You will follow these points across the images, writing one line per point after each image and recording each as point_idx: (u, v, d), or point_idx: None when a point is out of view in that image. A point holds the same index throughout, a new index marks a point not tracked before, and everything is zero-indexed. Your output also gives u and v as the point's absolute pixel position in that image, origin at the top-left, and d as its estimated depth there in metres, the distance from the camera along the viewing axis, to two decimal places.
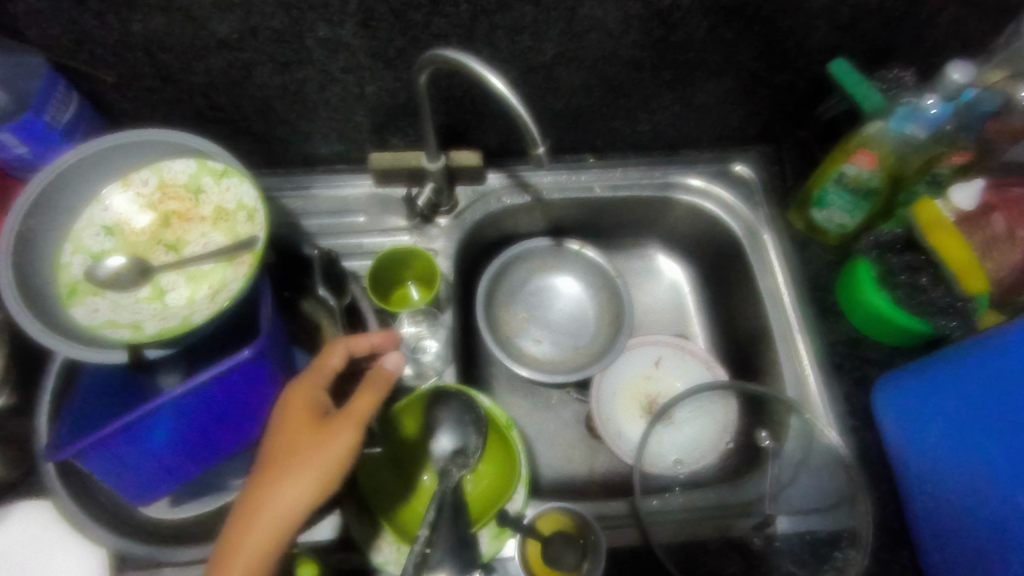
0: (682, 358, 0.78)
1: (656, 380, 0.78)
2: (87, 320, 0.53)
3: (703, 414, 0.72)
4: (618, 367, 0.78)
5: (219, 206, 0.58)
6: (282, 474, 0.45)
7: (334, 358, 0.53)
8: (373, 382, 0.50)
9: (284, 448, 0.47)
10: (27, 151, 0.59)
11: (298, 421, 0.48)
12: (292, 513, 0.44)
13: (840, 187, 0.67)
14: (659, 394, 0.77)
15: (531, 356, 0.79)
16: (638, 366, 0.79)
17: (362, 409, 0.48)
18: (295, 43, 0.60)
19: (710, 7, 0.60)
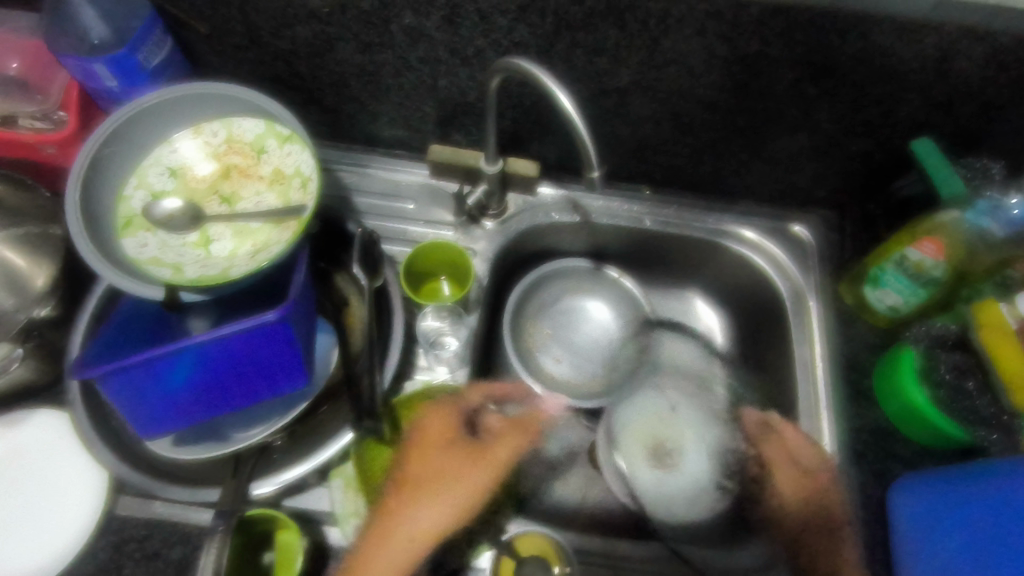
0: None
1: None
2: (134, 253, 0.55)
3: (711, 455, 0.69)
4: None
5: (278, 169, 0.60)
6: (430, 496, 0.56)
7: (473, 398, 0.62)
8: (523, 428, 0.63)
9: (432, 473, 0.57)
10: (115, 85, 0.61)
11: (447, 449, 0.59)
12: (434, 532, 0.55)
13: (899, 270, 0.64)
14: None
15: (548, 374, 0.79)
16: None
17: (505, 453, 0.61)
18: (380, 27, 0.61)
19: (797, 61, 0.58)
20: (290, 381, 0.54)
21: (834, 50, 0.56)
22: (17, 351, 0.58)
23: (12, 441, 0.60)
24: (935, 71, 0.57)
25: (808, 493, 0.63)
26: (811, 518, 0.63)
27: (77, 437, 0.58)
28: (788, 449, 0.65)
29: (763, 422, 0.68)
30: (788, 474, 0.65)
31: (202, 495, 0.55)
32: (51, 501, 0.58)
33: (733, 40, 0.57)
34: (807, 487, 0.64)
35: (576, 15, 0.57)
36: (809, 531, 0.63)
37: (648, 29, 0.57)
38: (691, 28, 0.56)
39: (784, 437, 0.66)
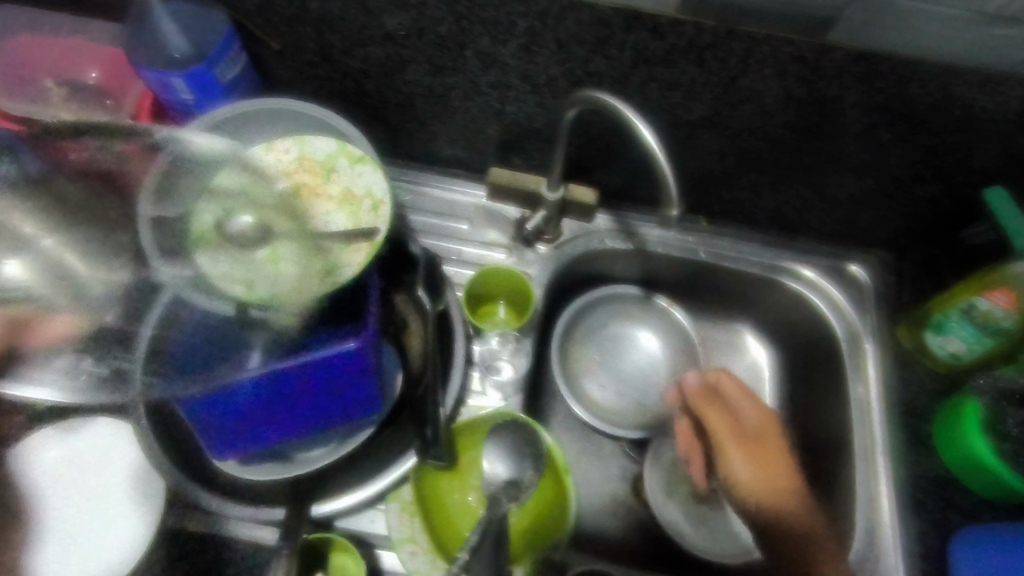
0: None
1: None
2: (208, 268, 0.54)
3: None
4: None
5: (347, 189, 0.60)
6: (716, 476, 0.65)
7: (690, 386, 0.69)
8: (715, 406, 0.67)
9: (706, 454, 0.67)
10: (190, 98, 0.62)
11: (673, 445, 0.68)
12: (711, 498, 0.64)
13: (965, 317, 0.63)
14: None
15: (594, 401, 0.78)
16: None
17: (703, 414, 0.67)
18: (455, 51, 0.61)
19: (873, 106, 0.58)
20: (360, 406, 0.54)
21: (915, 97, 0.56)
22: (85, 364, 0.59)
23: (71, 445, 0.60)
24: (1017, 122, 0.56)
25: (764, 457, 0.64)
26: (750, 477, 0.63)
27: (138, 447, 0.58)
28: (734, 420, 0.66)
29: (711, 391, 0.68)
30: (739, 448, 0.64)
31: (266, 514, 0.55)
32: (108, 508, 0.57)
33: (813, 83, 0.57)
34: (776, 458, 0.63)
35: (656, 50, 0.57)
36: (749, 491, 0.62)
37: (727, 67, 0.57)
38: (772, 68, 0.56)
39: (701, 406, 0.68)
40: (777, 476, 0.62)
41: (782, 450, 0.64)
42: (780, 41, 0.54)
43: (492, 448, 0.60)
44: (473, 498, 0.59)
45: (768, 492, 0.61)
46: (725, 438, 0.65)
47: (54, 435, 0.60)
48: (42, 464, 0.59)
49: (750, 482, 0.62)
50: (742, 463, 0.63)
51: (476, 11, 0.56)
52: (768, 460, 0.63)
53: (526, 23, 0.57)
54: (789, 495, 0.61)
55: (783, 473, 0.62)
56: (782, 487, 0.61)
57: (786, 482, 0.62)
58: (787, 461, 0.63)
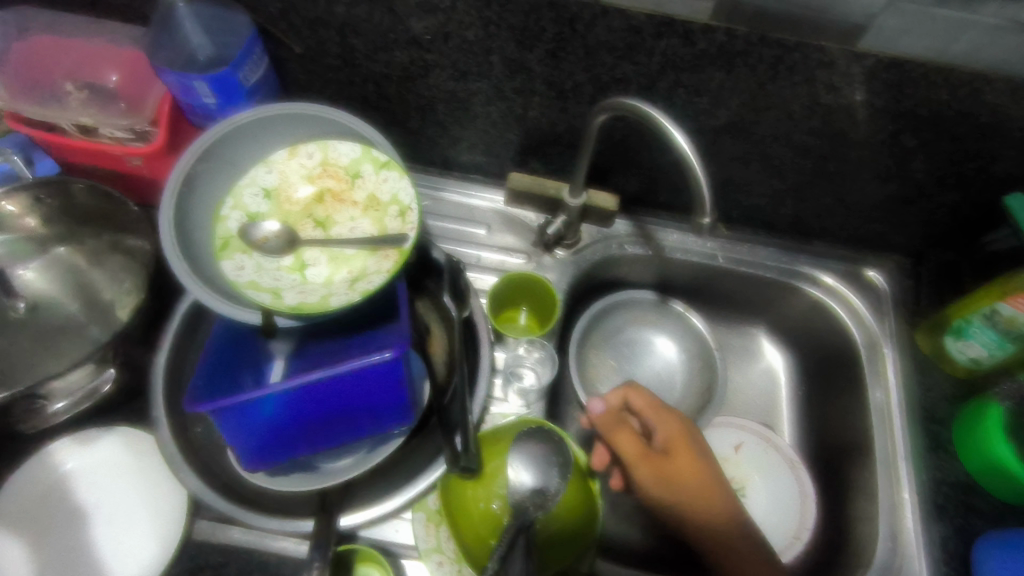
0: (765, 449, 0.75)
1: (732, 465, 0.74)
2: (232, 276, 0.54)
3: (776, 496, 0.72)
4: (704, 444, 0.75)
5: (372, 195, 0.59)
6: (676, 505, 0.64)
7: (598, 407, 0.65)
8: (617, 428, 0.63)
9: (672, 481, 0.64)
10: (213, 102, 0.61)
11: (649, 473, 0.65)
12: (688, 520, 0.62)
13: (988, 323, 0.64)
14: (732, 480, 0.73)
15: None
16: (716, 447, 0.75)
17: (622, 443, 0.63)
18: (480, 56, 0.61)
19: (899, 113, 0.58)
20: (392, 417, 0.53)
21: (941, 104, 0.56)
22: (108, 373, 0.59)
23: (87, 457, 0.59)
24: None
25: (680, 472, 0.61)
26: (670, 496, 0.60)
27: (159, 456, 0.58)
28: (639, 443, 0.62)
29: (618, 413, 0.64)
30: (645, 467, 0.61)
31: (295, 526, 0.54)
32: (128, 520, 0.56)
33: (840, 89, 0.57)
34: (690, 470, 0.61)
35: (684, 57, 0.56)
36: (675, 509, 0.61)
37: (755, 74, 0.57)
38: (800, 75, 0.56)
39: (608, 428, 0.63)
40: (693, 487, 0.61)
41: (693, 456, 0.62)
42: (811, 48, 0.54)
43: (519, 456, 0.58)
44: (497, 505, 0.56)
45: (690, 504, 0.60)
46: (640, 463, 0.61)
47: (67, 447, 0.58)
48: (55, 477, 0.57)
49: (670, 499, 0.60)
50: (664, 483, 0.61)
51: (505, 16, 0.56)
52: (678, 472, 0.61)
53: (555, 29, 0.56)
54: (712, 502, 0.60)
55: (698, 483, 0.61)
56: (704, 497, 0.60)
57: (704, 489, 0.61)
58: (700, 465, 0.61)
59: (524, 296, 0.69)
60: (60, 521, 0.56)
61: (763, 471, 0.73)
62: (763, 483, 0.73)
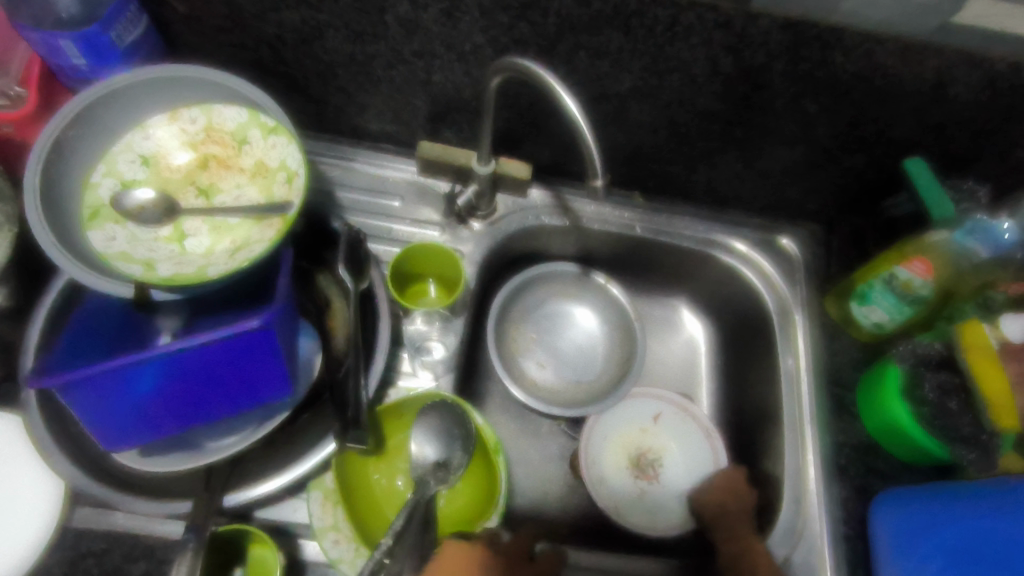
0: (682, 418, 0.75)
1: (651, 434, 0.75)
2: (101, 248, 0.51)
3: (691, 461, 0.73)
4: (625, 416, 0.76)
5: (260, 161, 0.56)
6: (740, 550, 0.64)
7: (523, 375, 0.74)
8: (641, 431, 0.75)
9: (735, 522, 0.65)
10: (83, 63, 0.57)
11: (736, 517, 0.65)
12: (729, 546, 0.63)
13: (888, 287, 0.64)
14: (650, 449, 0.74)
15: (531, 380, 0.77)
16: (636, 418, 0.76)
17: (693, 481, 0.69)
18: (374, 16, 0.58)
19: (798, 76, 0.58)
20: (275, 394, 0.51)
21: (837, 68, 0.56)
22: None
23: None
24: (934, 94, 0.57)
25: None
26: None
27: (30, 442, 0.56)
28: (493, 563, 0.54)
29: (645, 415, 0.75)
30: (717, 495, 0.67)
31: (173, 507, 0.52)
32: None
33: (738, 52, 0.56)
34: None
35: (581, 17, 0.55)
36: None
37: (653, 35, 0.56)
38: (697, 37, 0.55)
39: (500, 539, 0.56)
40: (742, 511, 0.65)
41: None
42: (704, 8, 0.53)
43: (422, 431, 0.58)
44: (400, 482, 0.59)
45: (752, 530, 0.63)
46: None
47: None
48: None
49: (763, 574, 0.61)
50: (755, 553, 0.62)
51: None
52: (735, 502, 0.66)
53: None
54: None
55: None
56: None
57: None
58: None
59: (439, 272, 0.66)
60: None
61: (682, 438, 0.75)
62: (679, 449, 0.74)
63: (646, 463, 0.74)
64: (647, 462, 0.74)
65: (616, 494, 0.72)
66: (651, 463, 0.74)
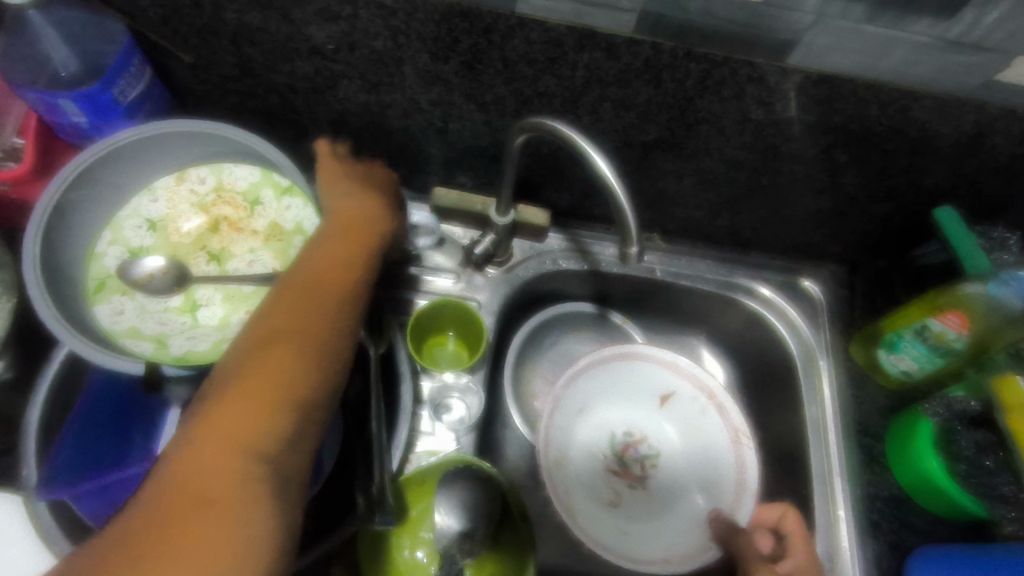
0: (700, 407, 0.68)
1: (656, 419, 0.70)
2: (108, 324, 0.49)
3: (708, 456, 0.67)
4: (606, 402, 0.69)
5: (274, 223, 0.53)
6: None
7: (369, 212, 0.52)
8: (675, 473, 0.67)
9: None
10: (84, 121, 0.53)
11: None
12: None
13: (918, 338, 0.63)
14: (642, 440, 0.69)
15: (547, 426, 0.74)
16: (642, 408, 0.70)
17: None
18: (392, 67, 0.56)
19: (830, 128, 0.56)
20: None
21: (870, 120, 0.55)
22: None
23: None
24: (969, 145, 0.56)
25: (198, 431, 0.34)
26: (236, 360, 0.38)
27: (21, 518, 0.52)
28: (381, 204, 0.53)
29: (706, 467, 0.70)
30: None
31: None
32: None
33: (771, 104, 0.54)
34: (208, 537, 0.29)
35: (609, 71, 0.53)
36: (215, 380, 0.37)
37: (684, 88, 0.54)
38: (729, 91, 0.53)
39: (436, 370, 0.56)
40: None
41: (277, 416, 0.35)
42: (739, 62, 0.51)
43: (445, 498, 0.55)
44: (423, 555, 0.55)
45: None
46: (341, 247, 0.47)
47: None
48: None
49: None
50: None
51: (414, 26, 0.51)
52: None
53: (469, 40, 0.52)
54: (183, 539, 0.29)
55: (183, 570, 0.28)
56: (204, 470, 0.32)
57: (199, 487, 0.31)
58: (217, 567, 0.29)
59: (471, 332, 0.65)
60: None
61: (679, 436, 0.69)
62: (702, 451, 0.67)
63: (633, 458, 0.69)
64: (627, 462, 0.69)
65: (607, 511, 0.66)
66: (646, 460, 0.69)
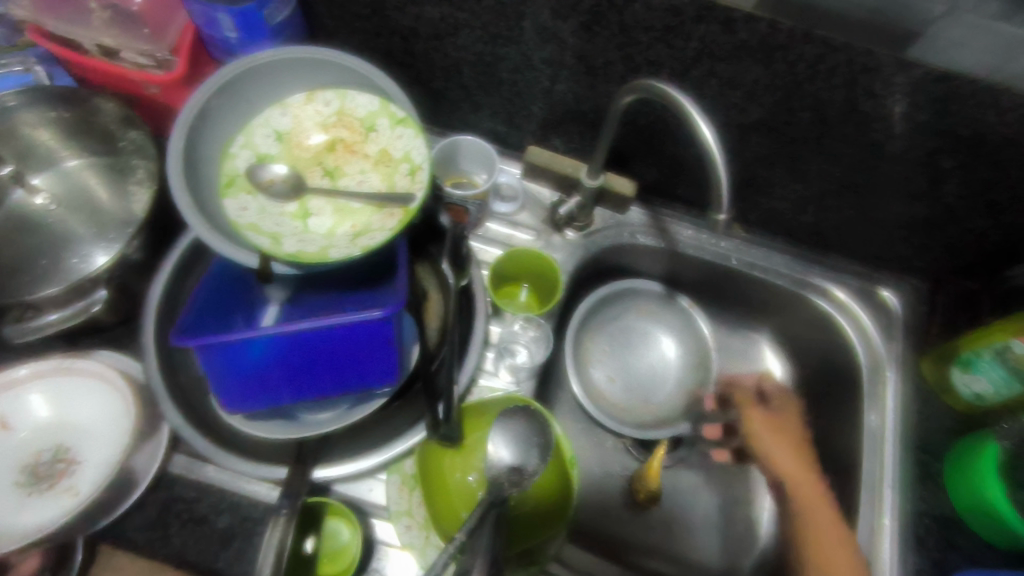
0: (688, 323, 0.79)
1: (639, 344, 0.79)
2: (234, 215, 0.53)
3: (679, 364, 0.78)
4: (601, 336, 0.79)
5: (385, 150, 0.58)
6: (765, 431, 0.65)
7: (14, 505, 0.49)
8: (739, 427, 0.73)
9: (794, 467, 0.61)
10: (234, 37, 0.59)
11: (783, 437, 0.64)
12: (779, 466, 0.62)
13: (997, 359, 0.61)
14: (633, 367, 0.78)
15: (596, 388, 0.76)
16: (623, 335, 0.79)
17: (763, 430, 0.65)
18: (513, 21, 0.58)
19: (939, 130, 0.55)
20: (381, 378, 0.52)
21: (986, 126, 0.53)
22: (98, 295, 0.56)
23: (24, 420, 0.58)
24: None
25: None
26: None
27: (76, 392, 0.59)
28: None
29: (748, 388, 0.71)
30: (762, 421, 0.66)
31: (269, 473, 0.54)
32: (77, 450, 0.57)
33: (881, 97, 0.54)
34: None
35: (723, 45, 0.54)
36: None
37: (794, 71, 0.54)
38: (841, 79, 0.54)
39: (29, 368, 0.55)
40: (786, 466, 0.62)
41: None
42: (856, 51, 0.51)
43: (500, 433, 0.58)
44: (474, 478, 0.56)
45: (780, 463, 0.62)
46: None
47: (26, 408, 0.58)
48: (72, 444, 0.57)
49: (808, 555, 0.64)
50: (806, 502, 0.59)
51: None
52: (785, 431, 0.65)
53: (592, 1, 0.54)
54: None
55: None
56: None
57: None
58: None
59: (526, 274, 0.70)
60: (21, 482, 0.56)
61: (98, 423, 0.58)
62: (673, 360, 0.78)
63: (629, 381, 0.77)
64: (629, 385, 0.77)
65: None
66: (640, 379, 0.77)
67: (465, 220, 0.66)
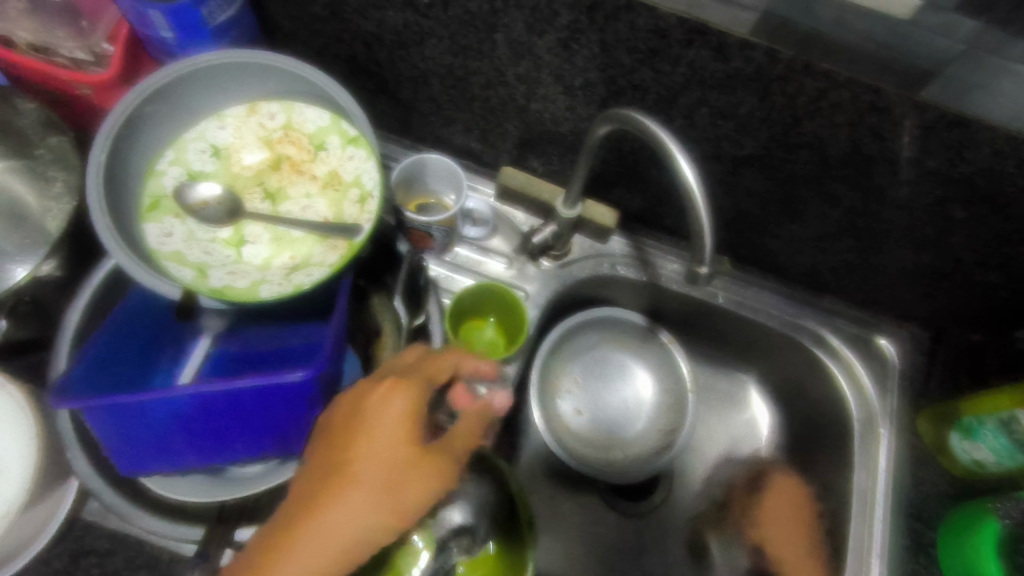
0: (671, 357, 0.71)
1: (615, 377, 0.72)
2: (154, 243, 0.48)
3: (657, 404, 0.71)
4: (574, 366, 0.72)
5: (335, 172, 0.52)
6: None
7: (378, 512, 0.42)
8: None
9: None
10: (170, 37, 0.53)
11: None
12: None
13: (1002, 430, 0.56)
14: (607, 402, 0.71)
15: (562, 423, 0.70)
16: (598, 367, 0.72)
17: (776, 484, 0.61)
18: (484, 32, 0.52)
19: (952, 178, 0.49)
20: (303, 443, 0.48)
21: (1003, 177, 0.47)
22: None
23: None
24: None
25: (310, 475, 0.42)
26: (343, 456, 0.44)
27: None
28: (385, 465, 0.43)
29: None
30: None
31: (182, 533, 0.49)
32: None
33: (889, 137, 0.48)
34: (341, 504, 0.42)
35: (715, 73, 0.48)
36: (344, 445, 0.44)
37: (794, 105, 0.48)
38: (846, 117, 0.48)
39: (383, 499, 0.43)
40: None
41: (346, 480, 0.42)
42: (862, 87, 0.45)
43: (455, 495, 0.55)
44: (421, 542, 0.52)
45: None
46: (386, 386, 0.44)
47: None
48: None
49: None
50: None
51: None
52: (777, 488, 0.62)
53: (570, 16, 0.48)
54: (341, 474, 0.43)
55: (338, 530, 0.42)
56: None
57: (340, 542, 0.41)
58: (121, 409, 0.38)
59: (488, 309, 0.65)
60: None
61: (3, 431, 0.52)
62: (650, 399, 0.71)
63: (600, 418, 0.70)
64: (598, 421, 0.70)
65: None
66: (612, 416, 0.70)
67: (429, 246, 0.65)
